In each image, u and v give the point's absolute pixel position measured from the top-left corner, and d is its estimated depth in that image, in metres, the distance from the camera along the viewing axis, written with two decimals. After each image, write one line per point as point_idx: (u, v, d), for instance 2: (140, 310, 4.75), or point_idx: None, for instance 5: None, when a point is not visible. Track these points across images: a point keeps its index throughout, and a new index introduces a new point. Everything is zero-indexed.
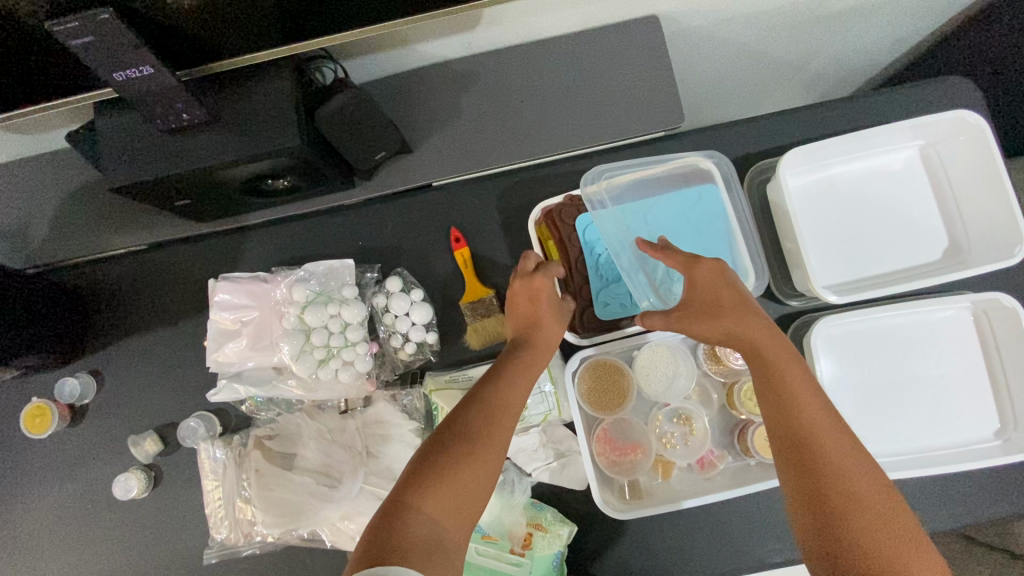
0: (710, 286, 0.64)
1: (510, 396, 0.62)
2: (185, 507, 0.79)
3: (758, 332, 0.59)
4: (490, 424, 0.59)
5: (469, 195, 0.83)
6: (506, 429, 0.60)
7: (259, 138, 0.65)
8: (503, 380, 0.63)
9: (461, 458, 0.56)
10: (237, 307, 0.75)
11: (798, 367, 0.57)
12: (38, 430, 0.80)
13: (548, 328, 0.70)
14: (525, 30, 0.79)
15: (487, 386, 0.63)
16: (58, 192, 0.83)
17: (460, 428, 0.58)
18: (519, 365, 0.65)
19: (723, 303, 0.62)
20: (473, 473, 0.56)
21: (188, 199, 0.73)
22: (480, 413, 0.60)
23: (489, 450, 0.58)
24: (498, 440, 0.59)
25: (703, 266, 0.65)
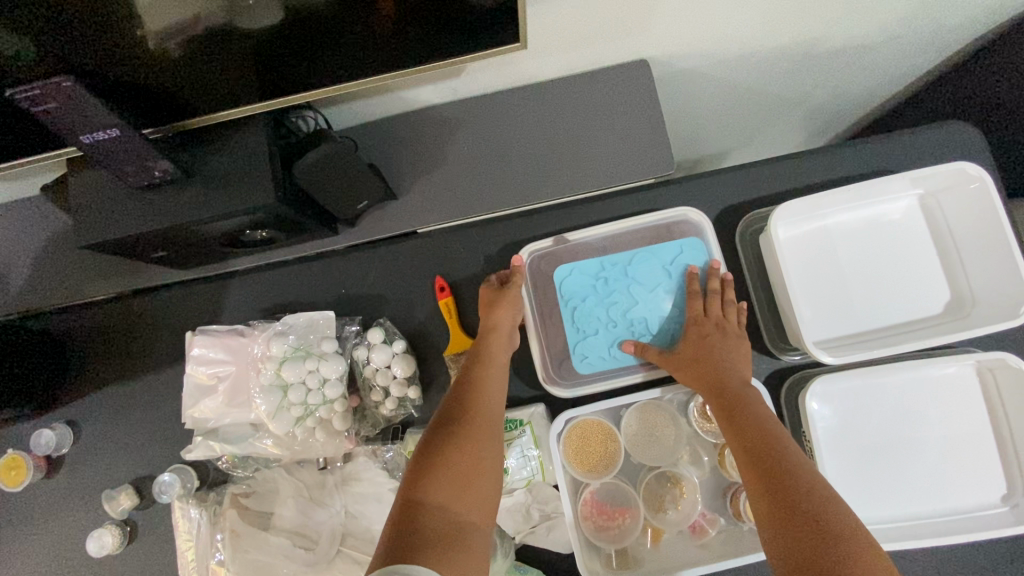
0: (701, 339, 0.68)
1: (489, 382, 0.65)
2: (160, 564, 0.77)
3: (726, 374, 0.65)
4: (473, 408, 0.62)
5: (455, 243, 0.81)
6: (494, 408, 0.63)
7: (237, 197, 0.63)
8: (479, 371, 0.66)
9: (457, 449, 0.58)
10: (214, 362, 0.73)
11: (756, 404, 0.61)
12: (12, 484, 0.78)
13: (505, 316, 0.71)
14: (512, 76, 0.77)
15: (461, 382, 0.66)
16: (41, 239, 0.83)
17: (450, 425, 0.61)
18: (487, 355, 0.68)
19: (706, 351, 0.67)
20: (471, 457, 0.58)
21: (165, 251, 0.71)
22: (461, 407, 0.62)
23: (481, 434, 0.61)
24: (489, 422, 0.62)
25: (693, 326, 0.69)
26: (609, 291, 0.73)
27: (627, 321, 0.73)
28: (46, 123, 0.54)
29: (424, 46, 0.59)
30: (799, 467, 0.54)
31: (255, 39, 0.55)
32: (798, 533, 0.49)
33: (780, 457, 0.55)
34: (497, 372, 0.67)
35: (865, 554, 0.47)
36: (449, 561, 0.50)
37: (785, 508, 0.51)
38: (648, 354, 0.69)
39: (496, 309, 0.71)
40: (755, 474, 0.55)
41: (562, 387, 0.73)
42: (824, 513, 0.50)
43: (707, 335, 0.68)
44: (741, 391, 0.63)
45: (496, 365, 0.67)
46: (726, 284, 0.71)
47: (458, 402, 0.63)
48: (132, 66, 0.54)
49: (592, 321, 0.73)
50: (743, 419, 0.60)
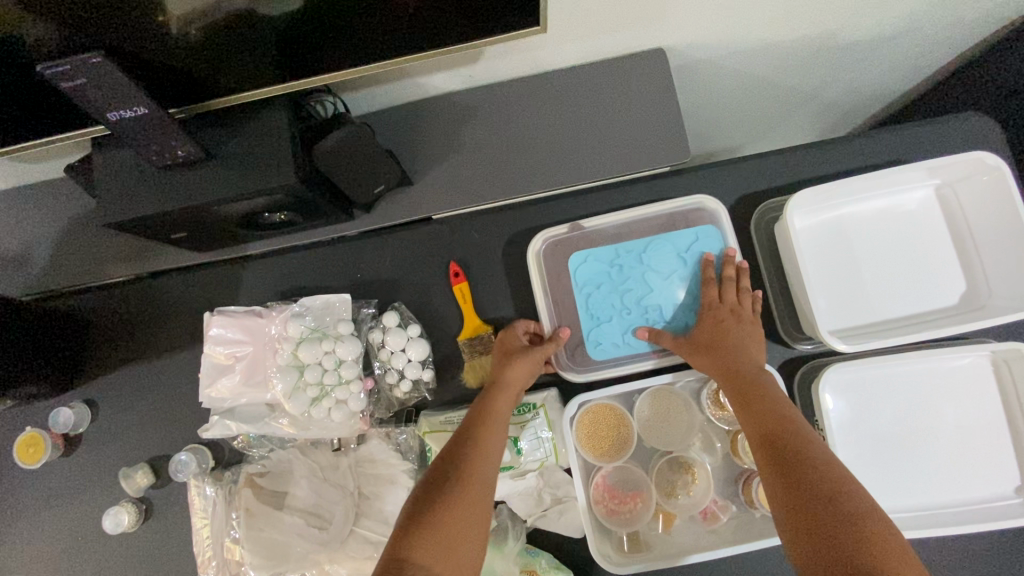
0: (715, 327, 0.68)
1: (488, 442, 0.62)
2: (175, 542, 0.78)
3: (740, 363, 0.65)
4: (468, 472, 0.59)
5: (469, 229, 0.82)
6: (487, 479, 0.59)
7: (257, 176, 0.64)
8: (478, 431, 0.63)
9: (442, 518, 0.55)
10: (231, 342, 0.74)
11: (770, 390, 0.61)
12: (30, 460, 0.79)
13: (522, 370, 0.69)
14: (529, 64, 0.78)
15: (460, 440, 0.62)
16: (61, 220, 0.84)
17: (441, 488, 0.57)
18: (490, 414, 0.65)
19: (720, 339, 0.67)
20: (456, 529, 0.55)
21: (184, 231, 0.72)
22: (455, 468, 0.59)
23: (471, 505, 0.57)
24: (479, 492, 0.58)
25: (707, 315, 0.69)
26: (624, 278, 0.73)
27: (641, 308, 0.73)
28: (74, 100, 0.55)
29: (446, 29, 0.60)
30: (813, 449, 0.55)
31: (281, 20, 0.55)
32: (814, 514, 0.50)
33: (793, 441, 0.56)
34: (497, 433, 0.63)
35: (881, 531, 0.47)
36: None
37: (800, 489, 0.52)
38: (663, 341, 0.69)
39: (515, 362, 0.69)
40: (769, 458, 0.55)
41: (576, 373, 0.73)
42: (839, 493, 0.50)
43: (721, 323, 0.68)
44: (754, 378, 0.63)
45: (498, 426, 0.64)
46: (741, 272, 0.71)
47: (453, 462, 0.60)
48: (158, 45, 0.54)
49: (606, 307, 0.74)
50: (757, 404, 0.60)
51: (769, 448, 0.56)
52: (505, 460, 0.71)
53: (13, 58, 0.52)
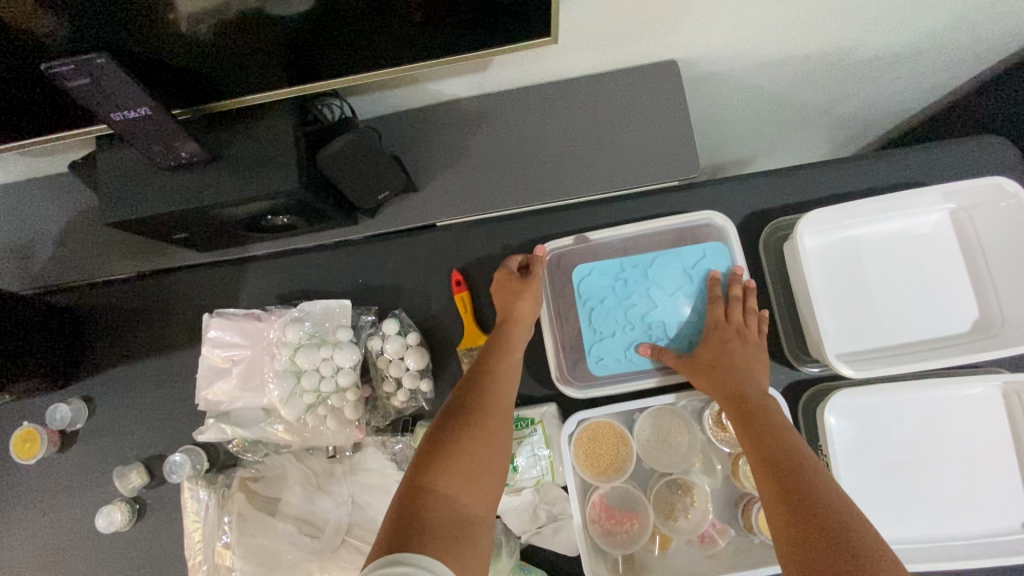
0: (720, 348, 0.67)
1: (505, 366, 0.65)
2: (166, 544, 0.77)
3: (745, 384, 0.63)
4: (491, 391, 0.62)
5: (473, 238, 0.81)
6: (508, 399, 0.62)
7: (260, 180, 0.64)
8: (495, 362, 0.65)
9: (470, 433, 0.57)
10: (229, 345, 0.73)
11: (774, 414, 0.60)
12: (26, 456, 0.79)
13: (523, 305, 0.70)
14: (538, 72, 0.77)
15: (479, 366, 0.65)
16: (65, 215, 0.84)
17: (465, 412, 0.59)
18: (505, 343, 0.67)
19: (725, 360, 0.66)
20: (486, 441, 0.58)
21: (186, 232, 0.72)
22: (478, 389, 0.62)
23: (495, 423, 0.59)
24: (502, 414, 0.61)
25: (712, 334, 0.68)
26: (628, 293, 0.72)
27: (644, 324, 0.72)
28: (79, 100, 0.55)
29: (456, 36, 0.59)
30: (818, 476, 0.53)
31: (288, 24, 0.55)
32: (821, 543, 0.48)
33: (798, 466, 0.54)
34: (514, 356, 0.66)
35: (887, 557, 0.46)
36: (455, 555, 0.48)
37: (806, 516, 0.50)
38: (664, 358, 0.68)
39: (518, 296, 0.71)
40: (773, 485, 0.54)
41: (575, 388, 0.72)
42: (846, 518, 0.49)
43: (726, 343, 0.67)
44: (759, 402, 0.61)
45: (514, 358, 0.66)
46: (748, 292, 0.70)
47: (474, 385, 0.62)
48: (164, 47, 0.54)
49: (609, 322, 0.72)
50: (761, 429, 0.58)
51: (773, 475, 0.55)
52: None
53: (19, 56, 0.52)
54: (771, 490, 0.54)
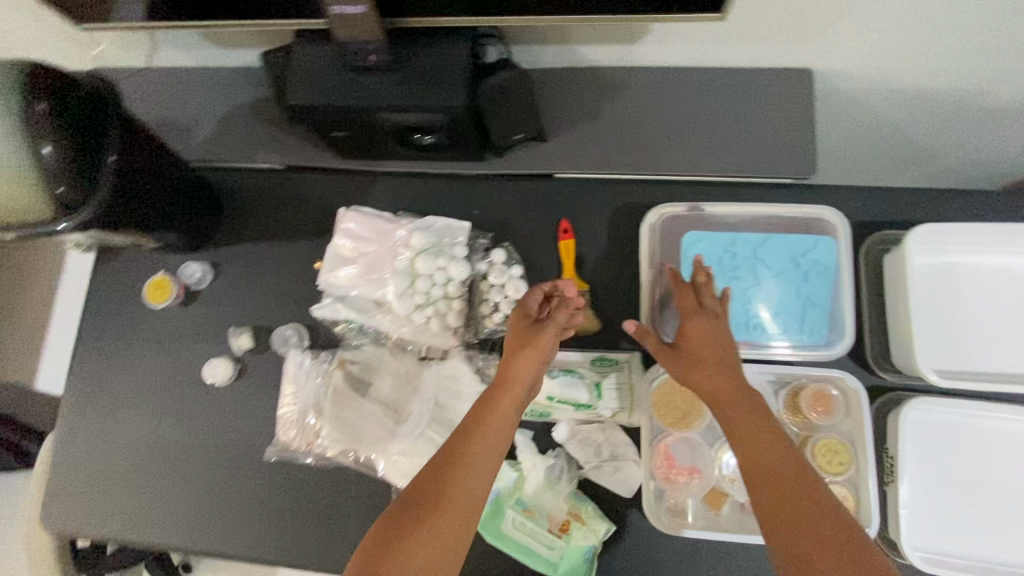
0: (700, 339, 0.66)
1: (482, 438, 0.61)
2: (257, 404, 0.85)
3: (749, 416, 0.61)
4: (458, 473, 0.59)
5: (586, 194, 0.87)
6: (479, 483, 0.59)
7: (432, 93, 0.72)
8: (475, 431, 0.62)
9: (428, 521, 0.56)
10: (358, 239, 0.80)
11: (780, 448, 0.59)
12: (157, 300, 0.88)
13: (524, 361, 0.67)
14: (683, 54, 0.83)
15: (459, 432, 0.62)
16: (230, 101, 0.94)
17: (429, 493, 0.57)
18: (492, 410, 0.63)
19: (705, 355, 0.65)
20: (444, 531, 0.56)
21: (344, 131, 0.80)
22: (451, 464, 0.59)
23: (457, 510, 0.57)
24: (471, 497, 0.58)
25: (693, 322, 0.66)
26: (733, 266, 0.75)
27: (744, 298, 0.74)
28: None
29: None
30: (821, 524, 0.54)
31: None
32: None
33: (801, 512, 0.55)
34: (499, 427, 0.63)
35: None
36: None
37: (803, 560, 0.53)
38: (649, 343, 0.69)
39: (524, 353, 0.67)
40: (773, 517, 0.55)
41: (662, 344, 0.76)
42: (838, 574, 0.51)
43: (709, 334, 0.66)
44: (756, 420, 0.61)
45: (505, 423, 0.63)
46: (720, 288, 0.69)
47: (446, 458, 0.60)
48: None
49: (709, 290, 0.75)
50: (763, 462, 0.58)
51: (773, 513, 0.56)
52: (584, 398, 0.74)
53: None
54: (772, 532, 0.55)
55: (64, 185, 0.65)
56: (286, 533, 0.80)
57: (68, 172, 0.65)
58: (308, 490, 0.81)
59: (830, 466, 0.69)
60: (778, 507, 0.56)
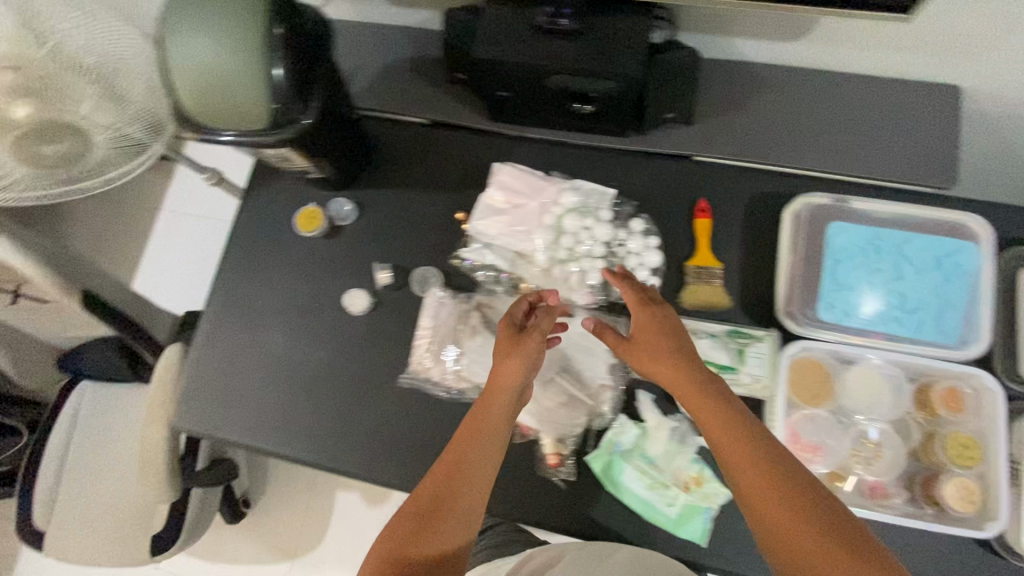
0: (654, 328, 0.71)
1: (478, 434, 0.67)
2: (390, 336, 0.91)
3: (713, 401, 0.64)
4: (459, 468, 0.65)
5: (724, 177, 0.90)
6: (474, 474, 0.65)
7: (612, 60, 0.77)
8: (472, 429, 0.68)
9: (435, 511, 0.62)
10: (510, 191, 0.85)
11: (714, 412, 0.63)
12: (307, 228, 0.95)
13: (513, 366, 0.70)
14: (838, 57, 0.87)
15: (461, 432, 0.68)
16: (391, 56, 1.01)
17: (435, 488, 0.64)
18: (482, 409, 0.69)
19: (646, 340, 0.70)
20: (450, 519, 0.62)
21: (511, 91, 0.86)
22: (454, 459, 0.66)
23: (458, 503, 0.63)
24: (471, 488, 0.64)
25: (642, 312, 0.73)
26: (876, 258, 0.78)
27: (884, 290, 0.77)
28: None
29: None
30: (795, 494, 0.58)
31: None
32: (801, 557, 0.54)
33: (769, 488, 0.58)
34: (493, 425, 0.68)
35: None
36: None
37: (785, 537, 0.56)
38: (612, 339, 0.73)
39: (512, 359, 0.70)
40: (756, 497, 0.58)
41: (800, 328, 0.78)
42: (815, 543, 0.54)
43: (658, 324, 0.71)
44: (724, 401, 0.64)
45: (497, 418, 0.68)
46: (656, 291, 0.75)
47: (451, 456, 0.66)
48: None
49: (850, 278, 0.78)
50: (725, 443, 0.62)
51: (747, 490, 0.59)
52: (728, 360, 0.77)
53: None
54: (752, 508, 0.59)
55: (280, 104, 0.71)
56: (406, 459, 0.85)
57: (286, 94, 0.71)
58: (433, 420, 0.86)
59: (959, 461, 0.72)
60: (759, 483, 0.59)
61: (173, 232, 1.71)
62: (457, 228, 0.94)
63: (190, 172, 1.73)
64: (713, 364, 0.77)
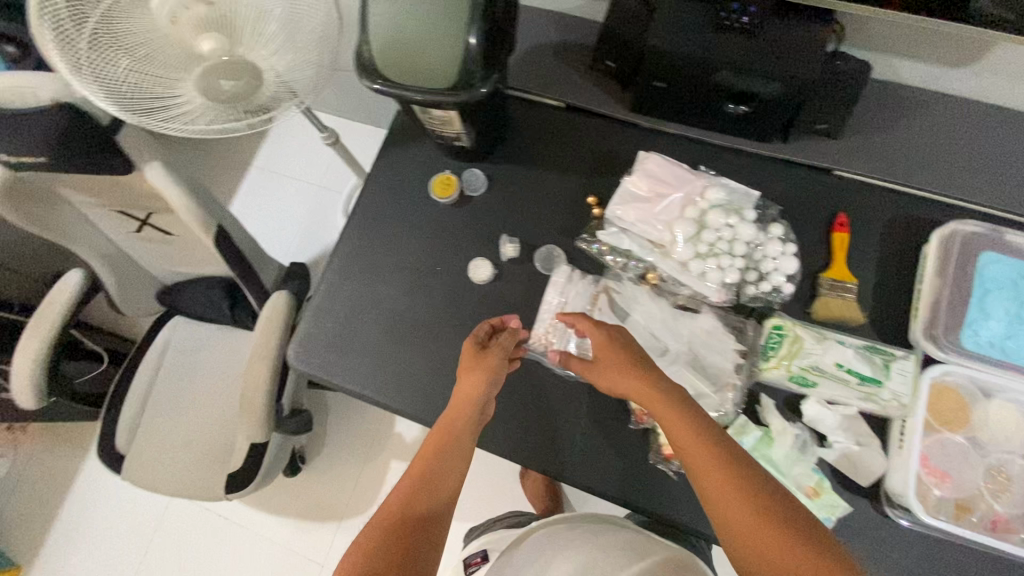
0: (613, 346, 0.77)
1: (451, 431, 0.76)
2: (509, 308, 0.92)
3: (669, 413, 0.69)
4: (433, 463, 0.72)
5: (862, 195, 0.90)
6: (446, 465, 0.73)
7: (788, 63, 0.77)
8: (444, 428, 0.76)
9: (414, 505, 0.68)
10: (656, 181, 0.86)
11: (682, 425, 0.67)
12: (441, 195, 0.98)
13: (478, 376, 0.79)
14: (998, 90, 0.86)
15: (431, 437, 0.76)
16: (535, 37, 1.02)
17: (416, 484, 0.70)
18: (450, 413, 0.78)
19: (611, 356, 0.76)
20: (427, 511, 0.68)
21: (668, 83, 0.87)
22: (430, 458, 0.73)
23: (433, 494, 0.70)
24: (444, 484, 0.72)
25: (598, 330, 0.78)
26: None
27: None
28: None
29: None
30: (752, 494, 0.62)
31: None
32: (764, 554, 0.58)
33: (728, 487, 0.63)
34: (462, 423, 0.77)
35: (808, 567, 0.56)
36: None
37: (747, 532, 0.60)
38: (576, 363, 0.80)
39: (475, 370, 0.80)
40: (717, 497, 0.63)
41: (943, 354, 0.77)
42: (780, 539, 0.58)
43: (615, 341, 0.77)
44: (684, 409, 0.69)
45: (467, 423, 0.77)
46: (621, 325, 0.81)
47: (425, 455, 0.74)
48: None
49: (997, 308, 0.78)
50: (686, 450, 0.66)
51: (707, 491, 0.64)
52: (869, 372, 0.78)
53: None
54: (714, 508, 0.63)
55: (456, 81, 0.73)
56: (515, 429, 0.87)
57: (466, 70, 0.73)
58: (547, 395, 0.87)
59: None
60: (720, 485, 0.63)
61: (279, 183, 1.84)
62: (585, 211, 0.95)
63: (314, 129, 1.83)
64: (853, 374, 0.78)
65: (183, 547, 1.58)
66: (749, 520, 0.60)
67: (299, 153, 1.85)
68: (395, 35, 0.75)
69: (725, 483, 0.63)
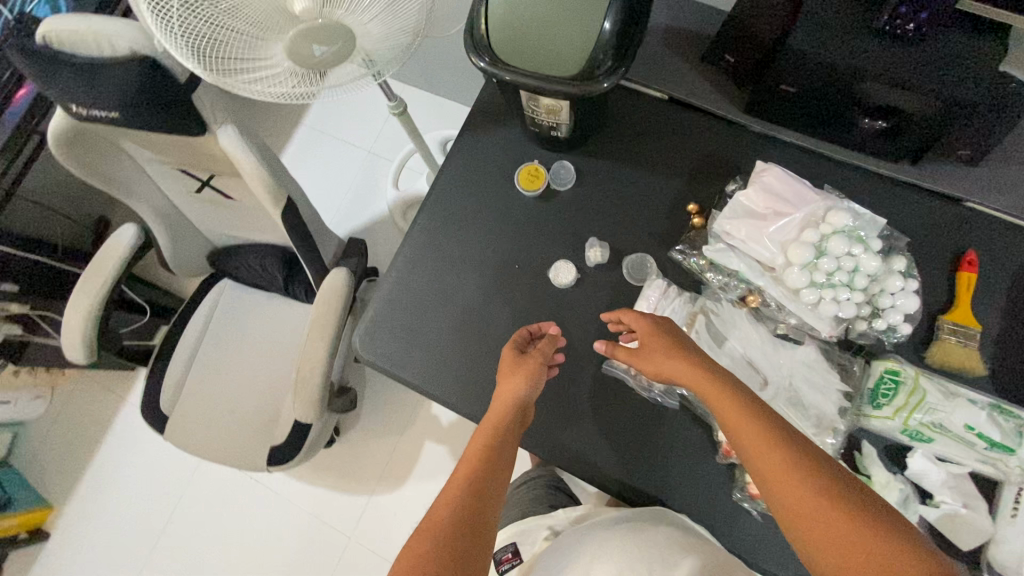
0: (669, 345, 0.72)
1: (498, 418, 0.73)
2: (590, 316, 0.87)
3: (733, 417, 0.64)
4: (482, 450, 0.70)
5: (993, 233, 0.82)
6: (496, 454, 0.70)
7: (954, 81, 0.67)
8: (490, 418, 0.73)
9: (464, 487, 0.65)
10: (774, 197, 0.78)
11: (749, 431, 0.62)
12: (530, 187, 0.91)
13: (522, 373, 0.76)
14: None
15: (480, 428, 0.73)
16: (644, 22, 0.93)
17: (467, 470, 0.68)
18: (497, 405, 0.75)
19: (662, 354, 0.72)
20: (475, 491, 0.65)
21: (798, 88, 0.77)
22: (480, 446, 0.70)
23: (481, 475, 0.67)
24: (493, 469, 0.68)
25: (645, 327, 0.74)
26: None
27: None
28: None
29: None
30: (837, 495, 0.56)
31: None
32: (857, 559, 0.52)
33: (808, 490, 0.57)
34: (508, 413, 0.73)
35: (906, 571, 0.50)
36: None
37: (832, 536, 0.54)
38: (620, 354, 0.76)
39: (520, 366, 0.77)
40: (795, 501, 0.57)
41: None
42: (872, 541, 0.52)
43: (670, 343, 0.73)
44: (750, 413, 0.64)
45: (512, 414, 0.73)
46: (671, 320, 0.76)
47: (473, 442, 0.71)
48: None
49: None
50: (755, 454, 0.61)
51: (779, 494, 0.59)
52: (1001, 439, 0.71)
53: None
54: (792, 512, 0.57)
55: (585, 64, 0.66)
56: (589, 446, 0.82)
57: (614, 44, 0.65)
58: (625, 413, 0.83)
59: None
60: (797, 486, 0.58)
61: (333, 145, 1.76)
62: (682, 219, 0.88)
63: (379, 94, 1.75)
64: (983, 439, 0.72)
65: (213, 501, 1.60)
66: (835, 527, 0.54)
67: (358, 116, 1.77)
68: (517, 13, 0.67)
69: (804, 485, 0.57)
